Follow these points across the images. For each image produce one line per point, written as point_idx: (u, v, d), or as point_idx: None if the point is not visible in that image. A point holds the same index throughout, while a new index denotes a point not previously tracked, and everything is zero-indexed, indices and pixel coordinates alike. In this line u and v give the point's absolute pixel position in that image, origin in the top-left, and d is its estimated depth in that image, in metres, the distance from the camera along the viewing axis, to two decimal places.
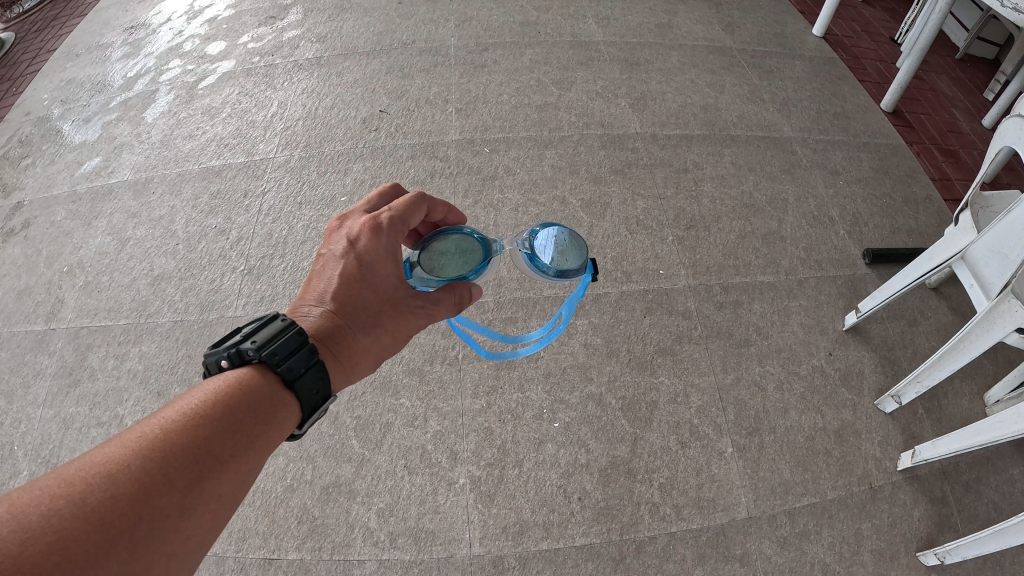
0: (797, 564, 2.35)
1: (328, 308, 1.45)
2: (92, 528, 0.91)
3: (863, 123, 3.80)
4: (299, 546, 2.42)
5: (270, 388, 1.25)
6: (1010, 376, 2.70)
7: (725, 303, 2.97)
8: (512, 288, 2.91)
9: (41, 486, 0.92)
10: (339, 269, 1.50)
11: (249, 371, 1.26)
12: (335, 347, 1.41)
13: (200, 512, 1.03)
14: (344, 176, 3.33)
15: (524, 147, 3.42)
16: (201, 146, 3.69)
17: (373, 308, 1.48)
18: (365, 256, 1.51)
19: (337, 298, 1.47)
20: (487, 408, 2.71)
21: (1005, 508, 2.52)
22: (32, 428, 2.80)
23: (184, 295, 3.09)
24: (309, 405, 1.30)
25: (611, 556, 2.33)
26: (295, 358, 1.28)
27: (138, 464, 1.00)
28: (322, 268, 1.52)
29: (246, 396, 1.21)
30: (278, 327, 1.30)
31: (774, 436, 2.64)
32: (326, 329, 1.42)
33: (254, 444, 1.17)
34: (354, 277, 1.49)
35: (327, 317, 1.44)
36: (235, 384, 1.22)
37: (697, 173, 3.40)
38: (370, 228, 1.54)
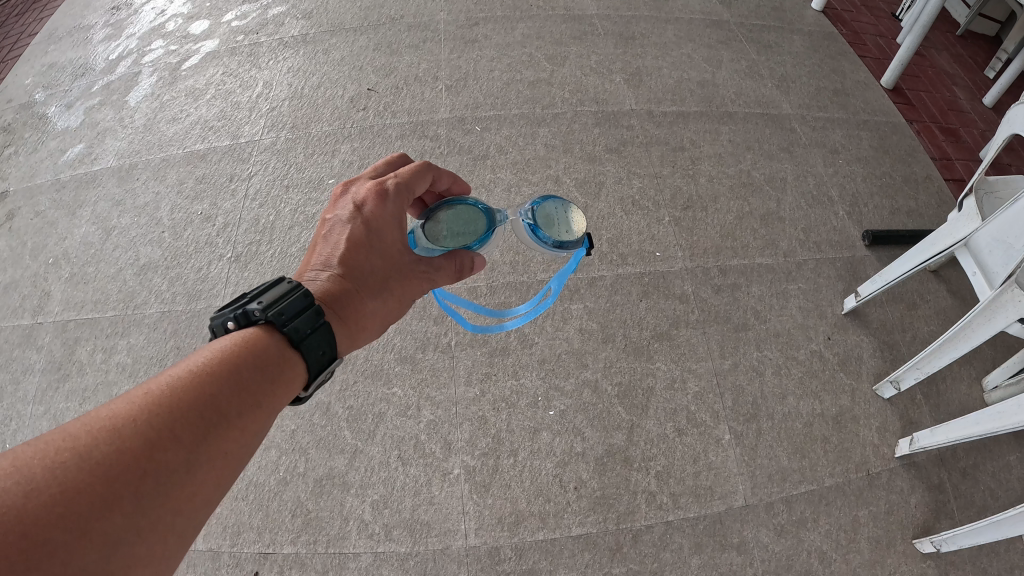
0: (795, 552, 2.34)
1: (336, 272, 1.39)
2: (96, 481, 0.85)
3: (862, 100, 3.73)
4: (294, 540, 2.38)
5: (277, 349, 1.19)
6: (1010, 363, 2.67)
7: (723, 285, 2.91)
8: (505, 271, 2.84)
9: (45, 440, 0.86)
10: (346, 234, 1.44)
11: (257, 331, 1.20)
12: (341, 309, 1.34)
13: (207, 470, 0.97)
14: (332, 158, 3.23)
15: (516, 125, 3.33)
16: (186, 130, 3.58)
17: (380, 273, 1.42)
18: (372, 221, 1.46)
19: (345, 262, 1.40)
20: (481, 396, 2.64)
21: (1001, 495, 2.50)
22: (22, 424, 2.77)
23: (172, 285, 3.03)
24: (316, 366, 1.24)
25: (609, 546, 2.31)
26: (301, 319, 1.22)
27: (143, 419, 0.95)
28: (328, 232, 1.46)
29: (254, 355, 1.14)
30: (286, 288, 1.24)
31: (773, 423, 2.61)
32: (333, 292, 1.36)
33: (262, 404, 1.11)
34: (360, 241, 1.43)
35: (335, 281, 1.37)
36: (243, 342, 1.16)
37: (694, 151, 3.30)
38: (376, 194, 1.49)
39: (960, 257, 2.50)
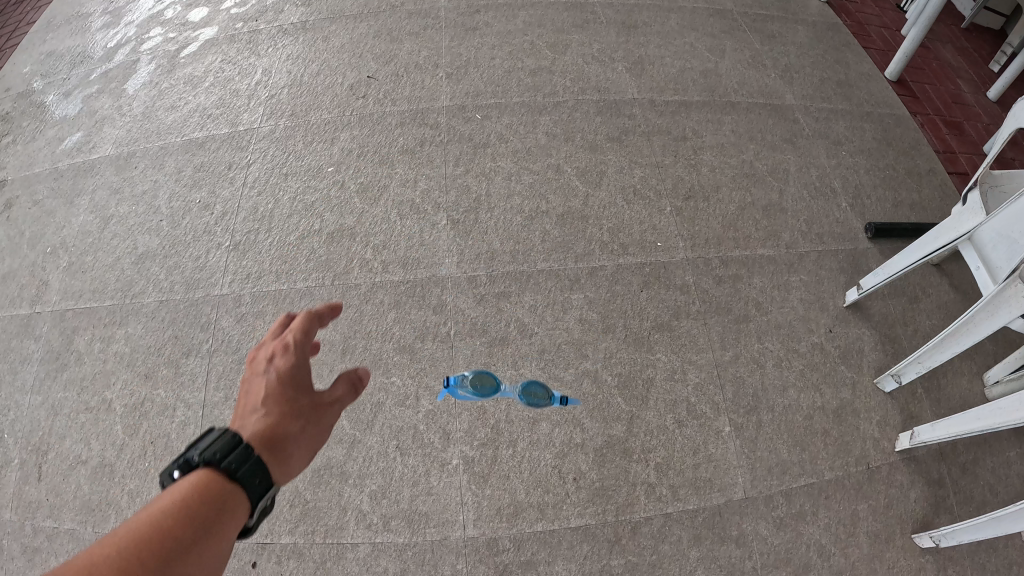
0: (794, 545, 2.37)
1: (264, 415, 1.31)
2: None
3: (866, 92, 3.69)
4: (292, 530, 2.38)
5: (220, 491, 1.11)
6: (1010, 359, 2.72)
7: (724, 276, 2.87)
8: (505, 261, 2.83)
9: None
10: (269, 378, 1.38)
11: (194, 482, 1.10)
12: (273, 456, 1.24)
13: None
14: (332, 146, 3.20)
15: (517, 114, 3.29)
16: (184, 117, 3.54)
17: (308, 410, 1.37)
18: (296, 361, 1.42)
19: (272, 404, 1.33)
20: (481, 385, 2.58)
21: (1000, 491, 2.56)
22: (21, 414, 2.87)
23: (170, 274, 3.01)
24: (258, 506, 1.15)
25: (607, 538, 2.32)
26: (239, 459, 1.15)
27: None
28: (248, 385, 1.38)
29: (199, 502, 1.07)
30: (218, 434, 1.17)
31: (773, 415, 2.62)
32: (264, 439, 1.26)
33: (215, 546, 1.03)
34: (285, 382, 1.38)
35: (265, 427, 1.29)
36: (180, 495, 1.07)
37: (696, 141, 3.25)
38: (293, 347, 1.44)
39: (963, 251, 2.53)
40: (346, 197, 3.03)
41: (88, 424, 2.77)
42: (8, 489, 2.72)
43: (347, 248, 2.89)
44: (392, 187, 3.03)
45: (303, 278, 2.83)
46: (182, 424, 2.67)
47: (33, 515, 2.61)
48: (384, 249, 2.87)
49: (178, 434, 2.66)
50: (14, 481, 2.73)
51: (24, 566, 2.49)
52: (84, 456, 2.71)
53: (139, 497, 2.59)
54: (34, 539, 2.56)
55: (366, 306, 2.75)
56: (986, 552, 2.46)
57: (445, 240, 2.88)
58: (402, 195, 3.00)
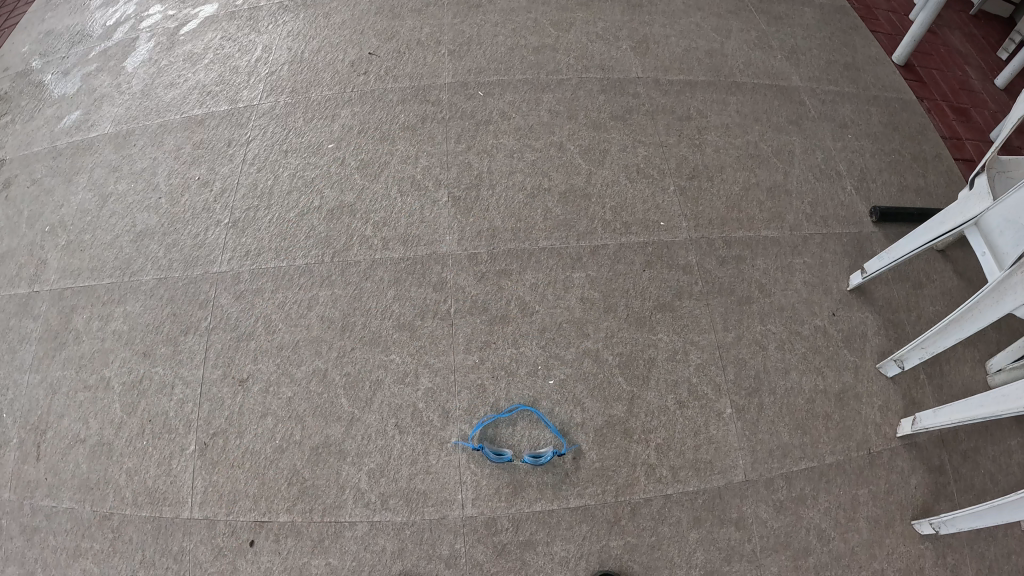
0: (792, 528, 2.44)
1: None
2: None
3: (874, 75, 3.64)
4: (290, 508, 2.44)
5: None
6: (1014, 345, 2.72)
7: (727, 257, 2.85)
8: (507, 239, 2.80)
9: None
10: None
11: None
12: None
13: None
14: (332, 122, 3.15)
15: (520, 91, 3.23)
16: (183, 94, 3.49)
17: None
18: None
19: None
20: (480, 363, 2.57)
21: (999, 479, 2.63)
22: (20, 394, 2.89)
23: (168, 252, 2.99)
24: None
25: (606, 518, 2.37)
26: None
27: None
28: None
29: None
30: None
31: (774, 398, 2.62)
32: None
33: None
34: None
35: None
36: None
37: (701, 121, 3.20)
38: None
39: (968, 235, 2.55)
40: (346, 173, 3.00)
41: (87, 402, 2.77)
42: (7, 468, 2.78)
43: (347, 225, 2.86)
44: (392, 163, 3.00)
45: (302, 256, 2.82)
46: (180, 402, 2.67)
47: (32, 496, 2.69)
48: (385, 225, 2.85)
49: (176, 412, 2.66)
50: (13, 461, 2.78)
51: (24, 545, 2.63)
52: (83, 435, 2.72)
53: (138, 474, 2.61)
54: (33, 519, 2.66)
55: (366, 283, 2.73)
56: (983, 540, 2.55)
57: (446, 217, 2.85)
58: (403, 171, 2.98)
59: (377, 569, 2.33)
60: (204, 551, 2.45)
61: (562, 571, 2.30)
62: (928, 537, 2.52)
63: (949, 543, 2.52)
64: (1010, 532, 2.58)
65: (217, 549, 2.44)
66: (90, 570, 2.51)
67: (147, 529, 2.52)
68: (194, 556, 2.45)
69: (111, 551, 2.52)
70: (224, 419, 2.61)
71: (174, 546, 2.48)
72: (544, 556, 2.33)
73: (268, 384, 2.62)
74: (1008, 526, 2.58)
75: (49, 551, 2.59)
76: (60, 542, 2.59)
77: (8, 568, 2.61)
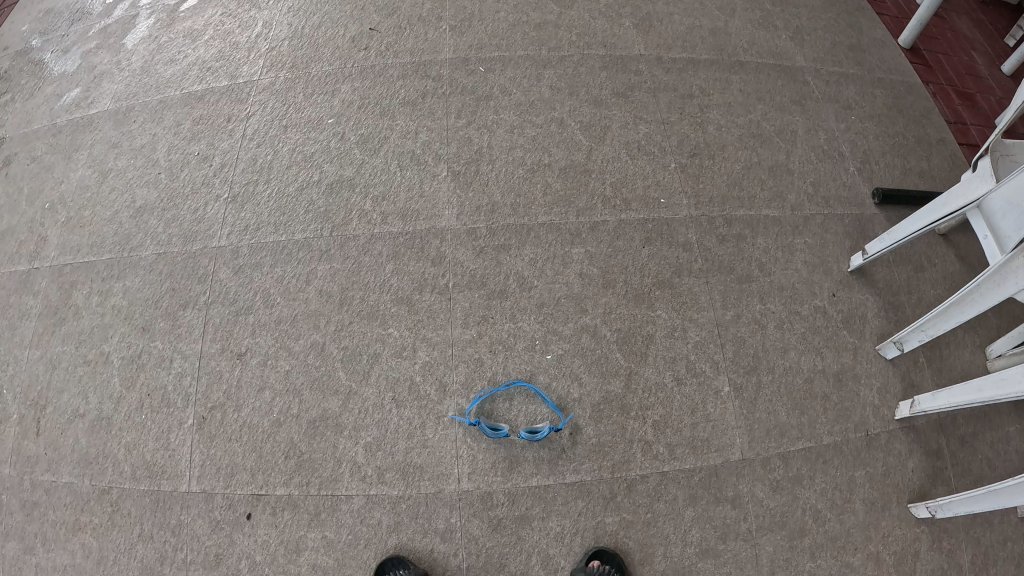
0: (788, 507, 2.45)
1: None
2: None
3: (879, 57, 3.60)
4: (287, 482, 2.46)
5: None
6: (1015, 331, 2.70)
7: (728, 235, 2.83)
8: (506, 214, 2.79)
9: None
10: None
11: None
12: None
13: None
14: (332, 97, 3.13)
15: (521, 67, 3.19)
16: (183, 71, 3.46)
17: None
18: None
19: None
20: (478, 338, 2.57)
21: (996, 465, 2.63)
22: (20, 370, 2.89)
23: (168, 227, 2.98)
24: None
25: (603, 494, 2.40)
26: None
27: None
28: None
29: None
30: None
31: (773, 376, 2.61)
32: None
33: None
34: None
35: None
36: None
37: (704, 100, 3.17)
38: None
39: (970, 218, 2.54)
40: (346, 148, 2.99)
41: (87, 377, 2.78)
42: (7, 444, 2.79)
43: (346, 200, 2.86)
44: (392, 138, 2.99)
45: (301, 231, 2.81)
46: (179, 376, 2.68)
47: (32, 471, 2.71)
48: (384, 200, 2.84)
49: (174, 386, 2.67)
50: (13, 436, 2.79)
51: (24, 520, 2.65)
52: (83, 409, 2.74)
53: (136, 448, 2.62)
54: (32, 495, 2.67)
55: (365, 257, 2.73)
56: (979, 526, 2.55)
57: (445, 191, 2.84)
58: (402, 146, 2.97)
59: (374, 542, 2.36)
60: (202, 524, 2.46)
61: (556, 546, 2.35)
62: (923, 520, 2.52)
63: (944, 527, 2.52)
64: (1006, 519, 2.58)
65: (215, 522, 2.46)
66: (90, 543, 2.53)
67: (145, 503, 2.54)
68: (192, 529, 2.47)
69: (110, 525, 2.54)
70: (222, 392, 2.62)
71: (172, 519, 2.50)
72: (539, 531, 2.37)
73: (267, 358, 2.62)
74: (1004, 513, 2.58)
75: (49, 525, 2.60)
76: (59, 516, 2.60)
77: (10, 541, 2.64)
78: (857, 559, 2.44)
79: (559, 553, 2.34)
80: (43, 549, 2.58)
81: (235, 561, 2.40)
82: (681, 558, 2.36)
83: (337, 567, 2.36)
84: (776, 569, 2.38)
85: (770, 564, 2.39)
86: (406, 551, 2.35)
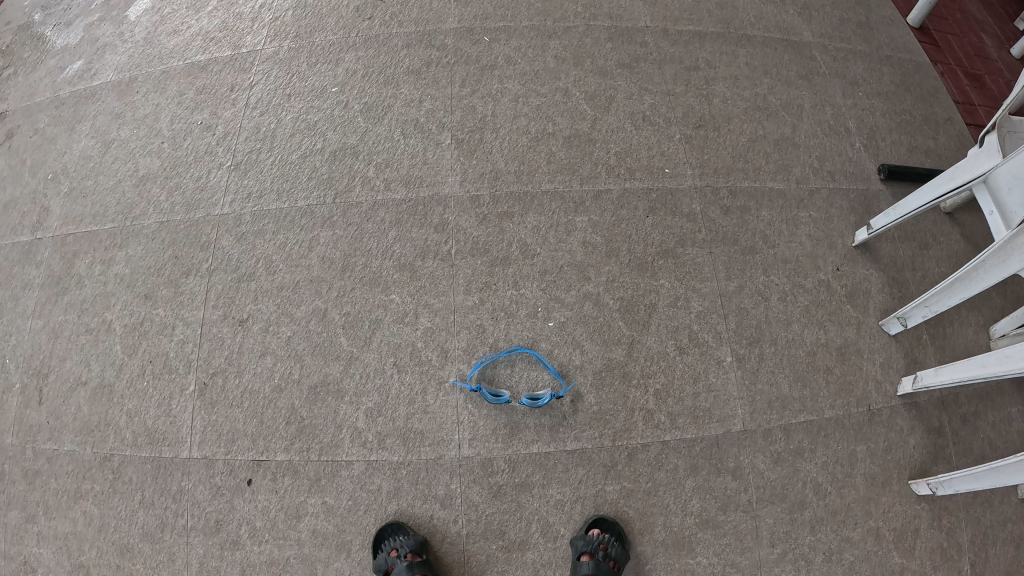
0: (789, 480, 2.45)
1: None
2: None
3: (888, 35, 3.56)
4: (287, 447, 2.46)
5: None
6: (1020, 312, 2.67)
7: (732, 207, 2.82)
8: (510, 181, 2.78)
9: None
10: None
11: None
12: None
13: None
14: (336, 67, 3.11)
15: (526, 37, 3.16)
16: (186, 41, 3.44)
17: None
18: None
19: None
20: (480, 304, 2.57)
21: (998, 445, 2.63)
22: (22, 339, 2.90)
23: (170, 195, 2.98)
24: None
25: (603, 462, 2.40)
26: None
27: None
28: None
29: None
30: None
31: (775, 349, 2.61)
32: None
33: None
34: None
35: None
36: None
37: (710, 72, 3.15)
38: None
39: (977, 195, 2.51)
40: (349, 116, 2.98)
41: (89, 345, 2.79)
42: (9, 414, 2.79)
43: (349, 167, 2.85)
44: (396, 107, 2.97)
45: (304, 198, 2.81)
46: (181, 342, 2.68)
47: (34, 440, 2.71)
48: (387, 167, 2.83)
49: (176, 353, 2.67)
50: (15, 406, 2.80)
51: (26, 488, 2.65)
52: (84, 377, 2.74)
53: (138, 415, 2.63)
54: (34, 463, 2.68)
55: (368, 224, 2.73)
56: (980, 505, 2.55)
57: (449, 159, 2.83)
58: (406, 115, 2.95)
59: (374, 508, 2.37)
60: (203, 490, 2.47)
61: (556, 514, 2.36)
62: (924, 497, 2.52)
63: (945, 506, 2.52)
64: (1006, 500, 2.58)
65: (215, 488, 2.46)
66: (92, 510, 2.54)
67: (146, 470, 2.54)
68: (193, 496, 2.47)
69: (112, 492, 2.55)
70: (224, 358, 2.62)
71: (173, 486, 2.50)
72: (539, 499, 2.38)
73: (268, 324, 2.63)
74: (1005, 494, 2.58)
75: (51, 493, 2.61)
76: (61, 484, 2.61)
77: (12, 510, 2.65)
78: (857, 533, 2.44)
79: (559, 521, 2.35)
80: (45, 516, 2.59)
81: (236, 527, 2.41)
82: (681, 528, 2.37)
83: (337, 532, 2.38)
84: (775, 541, 2.39)
85: (769, 535, 2.39)
86: (406, 518, 2.36)
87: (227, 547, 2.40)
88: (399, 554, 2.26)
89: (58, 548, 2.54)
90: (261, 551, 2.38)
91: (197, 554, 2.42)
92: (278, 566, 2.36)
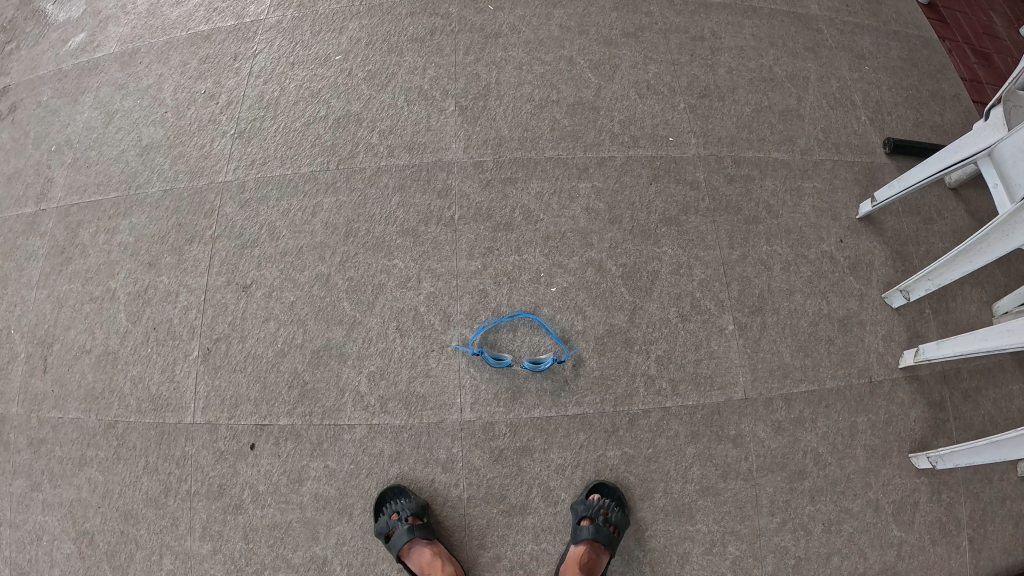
0: (789, 449, 2.46)
1: None
2: None
3: (896, 10, 3.53)
4: (290, 411, 2.48)
5: None
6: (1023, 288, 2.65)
7: (736, 176, 2.82)
8: (513, 148, 2.78)
9: None
10: None
11: None
12: None
13: None
14: (339, 36, 3.10)
15: (531, 6, 3.13)
16: (190, 12, 3.38)
17: None
18: None
19: None
20: (483, 270, 2.58)
21: (999, 421, 2.64)
22: (27, 310, 2.91)
23: (174, 164, 2.98)
24: None
25: (604, 427, 2.42)
26: None
27: None
28: None
29: None
30: None
31: (777, 318, 2.62)
32: None
33: None
34: None
35: None
36: None
37: (715, 43, 3.13)
38: None
39: (982, 167, 2.44)
40: (353, 83, 2.97)
41: (93, 313, 2.80)
42: (13, 383, 2.80)
43: (353, 134, 2.85)
44: (400, 74, 2.97)
45: (307, 164, 2.81)
46: (185, 309, 2.69)
47: (39, 409, 2.72)
48: (390, 133, 2.84)
49: (180, 319, 2.68)
50: (20, 375, 2.80)
51: (31, 458, 2.67)
52: (89, 345, 2.76)
53: (142, 382, 2.64)
54: (39, 432, 2.69)
55: (371, 190, 2.73)
56: (980, 481, 2.56)
57: (452, 126, 2.83)
58: (410, 82, 2.95)
59: (375, 472, 2.39)
60: (206, 455, 2.49)
61: (557, 478, 2.38)
62: (924, 471, 2.53)
63: (944, 480, 2.53)
64: (1006, 476, 2.58)
65: (218, 453, 2.49)
66: (96, 478, 2.56)
67: (150, 435, 2.56)
68: (196, 461, 2.49)
69: (116, 458, 2.57)
70: (226, 324, 2.63)
71: (177, 451, 2.52)
72: (541, 463, 2.39)
73: (271, 289, 2.64)
74: (1005, 470, 2.59)
75: (56, 461, 2.63)
76: (66, 452, 2.63)
77: (17, 479, 2.66)
78: (856, 504, 2.46)
79: (560, 486, 2.37)
80: (50, 484, 2.61)
81: (238, 492, 2.43)
82: (681, 495, 2.39)
83: (338, 496, 2.40)
84: (775, 511, 2.40)
85: (769, 505, 2.40)
86: (406, 482, 2.38)
87: (230, 511, 2.42)
88: (400, 517, 2.28)
89: (64, 515, 2.56)
90: (263, 515, 2.40)
91: (201, 518, 2.44)
92: (281, 530, 2.39)
